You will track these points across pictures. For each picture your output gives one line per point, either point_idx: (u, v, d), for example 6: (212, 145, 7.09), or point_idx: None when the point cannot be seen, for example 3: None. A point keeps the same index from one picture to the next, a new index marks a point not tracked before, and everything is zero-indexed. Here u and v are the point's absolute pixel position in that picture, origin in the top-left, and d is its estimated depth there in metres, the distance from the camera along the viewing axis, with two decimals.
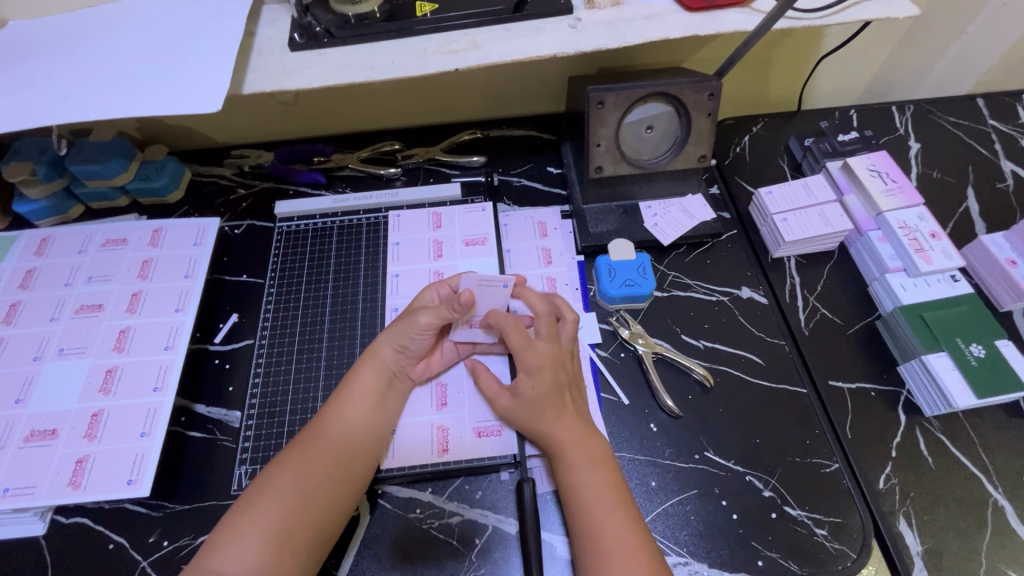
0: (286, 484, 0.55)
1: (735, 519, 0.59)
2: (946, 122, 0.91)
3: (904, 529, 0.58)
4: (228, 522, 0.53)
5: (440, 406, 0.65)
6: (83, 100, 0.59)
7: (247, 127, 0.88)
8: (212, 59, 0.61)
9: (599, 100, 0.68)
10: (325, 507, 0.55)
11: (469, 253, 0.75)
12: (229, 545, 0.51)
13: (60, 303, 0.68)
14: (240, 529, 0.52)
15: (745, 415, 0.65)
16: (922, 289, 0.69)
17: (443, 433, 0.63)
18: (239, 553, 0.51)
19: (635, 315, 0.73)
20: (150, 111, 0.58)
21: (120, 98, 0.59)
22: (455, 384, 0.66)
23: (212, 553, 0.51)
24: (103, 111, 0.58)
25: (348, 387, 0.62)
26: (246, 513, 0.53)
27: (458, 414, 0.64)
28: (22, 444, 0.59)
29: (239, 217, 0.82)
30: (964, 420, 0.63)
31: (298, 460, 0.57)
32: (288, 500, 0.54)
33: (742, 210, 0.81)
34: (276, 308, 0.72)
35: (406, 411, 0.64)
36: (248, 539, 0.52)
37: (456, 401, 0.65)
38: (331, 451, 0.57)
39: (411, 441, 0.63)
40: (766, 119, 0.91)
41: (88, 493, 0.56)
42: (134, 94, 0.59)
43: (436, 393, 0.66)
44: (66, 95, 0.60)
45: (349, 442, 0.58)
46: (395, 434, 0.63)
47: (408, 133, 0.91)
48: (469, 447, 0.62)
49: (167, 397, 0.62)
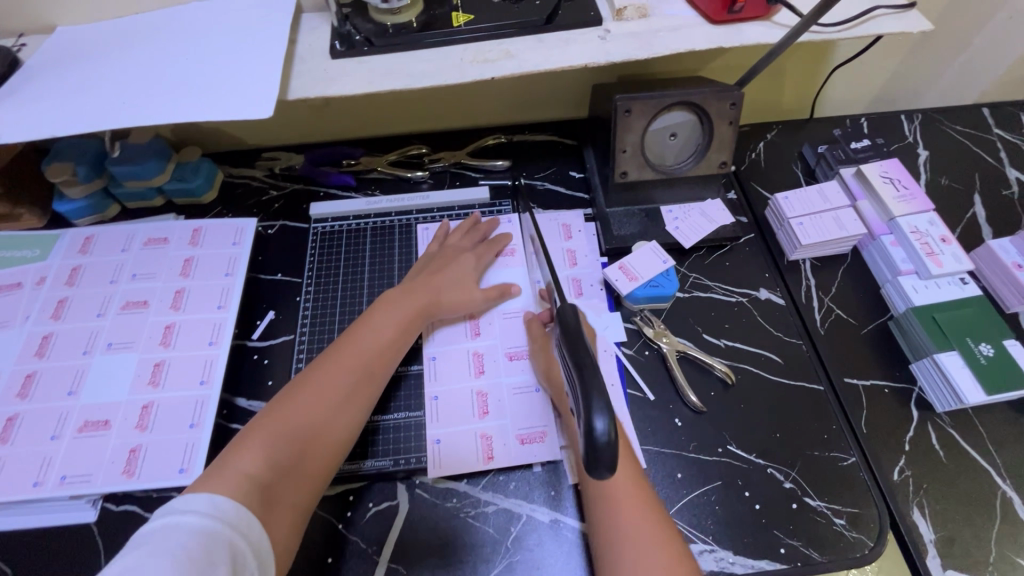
0: (312, 401, 0.59)
1: (758, 509, 0.62)
2: (953, 130, 0.94)
3: (917, 519, 0.61)
4: (259, 424, 0.57)
5: (482, 414, 0.67)
6: (136, 103, 0.61)
7: (278, 131, 0.91)
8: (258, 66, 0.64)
9: (626, 108, 0.71)
10: (338, 424, 0.60)
11: (500, 265, 0.79)
12: (256, 449, 0.54)
13: (106, 299, 0.70)
14: (271, 440, 0.55)
15: (766, 412, 0.68)
16: (932, 290, 0.72)
17: (487, 441, 0.66)
18: (267, 459, 0.54)
19: (658, 314, 0.75)
20: (202, 117, 0.60)
21: (172, 103, 0.61)
22: (495, 393, 0.69)
23: (240, 455, 0.53)
24: (154, 117, 0.60)
25: (371, 318, 0.68)
26: (270, 424, 0.56)
27: (501, 422, 0.67)
28: (76, 434, 0.61)
29: (272, 218, 0.84)
30: (974, 416, 0.67)
31: (334, 374, 0.62)
32: (311, 416, 0.58)
33: (758, 214, 0.84)
34: (314, 311, 0.75)
35: (449, 420, 0.67)
36: (275, 446, 0.55)
37: (497, 409, 0.68)
38: (360, 368, 0.63)
39: (457, 447, 0.65)
40: (780, 127, 0.94)
41: (141, 482, 0.59)
42: (187, 100, 0.62)
43: (478, 402, 0.68)
44: (118, 101, 0.62)
45: (373, 369, 0.64)
46: (440, 443, 0.66)
47: (434, 136, 0.94)
48: (513, 454, 0.65)
49: (213, 389, 0.65)
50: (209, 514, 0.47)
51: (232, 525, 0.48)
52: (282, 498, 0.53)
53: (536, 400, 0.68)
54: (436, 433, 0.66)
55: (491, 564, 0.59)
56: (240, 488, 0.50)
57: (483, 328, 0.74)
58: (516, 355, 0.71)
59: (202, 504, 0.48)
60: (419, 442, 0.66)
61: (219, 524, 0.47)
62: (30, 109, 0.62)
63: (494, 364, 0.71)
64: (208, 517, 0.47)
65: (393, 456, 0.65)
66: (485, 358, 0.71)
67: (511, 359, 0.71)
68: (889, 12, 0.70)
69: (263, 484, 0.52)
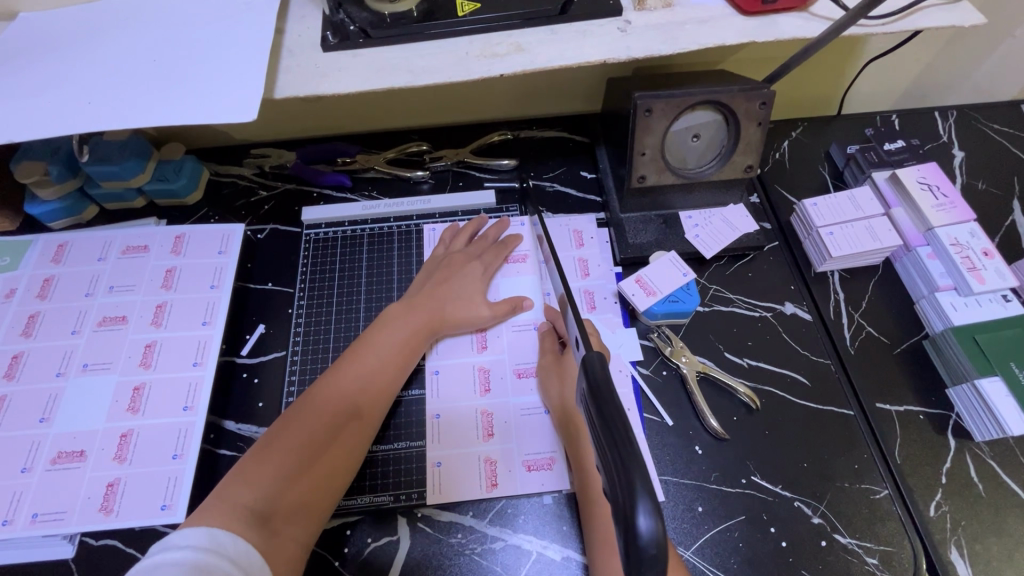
0: (315, 423, 0.54)
1: (784, 546, 0.58)
2: (991, 129, 0.88)
3: (955, 559, 0.57)
4: (258, 453, 0.52)
5: (487, 437, 0.63)
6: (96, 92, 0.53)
7: (267, 126, 0.84)
8: (240, 56, 0.56)
9: (646, 108, 0.64)
10: (341, 448, 0.55)
11: (510, 271, 0.73)
12: (255, 478, 0.49)
13: (81, 315, 0.65)
14: (273, 468, 0.50)
15: (793, 439, 0.63)
16: (973, 309, 0.67)
17: (491, 466, 0.61)
18: (268, 489, 0.49)
19: (677, 331, 0.70)
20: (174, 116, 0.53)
21: (132, 96, 0.54)
22: (501, 414, 0.64)
23: (238, 486, 0.49)
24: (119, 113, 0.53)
25: (376, 330, 0.63)
26: (269, 451, 0.52)
27: (507, 446, 0.62)
28: (49, 466, 0.57)
29: (261, 222, 0.78)
30: (1014, 447, 0.62)
31: (336, 393, 0.57)
32: (315, 438, 0.54)
33: (783, 220, 0.79)
34: (307, 326, 0.69)
35: (451, 442, 0.63)
36: (276, 475, 0.50)
37: (503, 432, 0.63)
38: (363, 385, 0.59)
39: (458, 472, 0.61)
40: (806, 124, 0.88)
41: (121, 519, 0.55)
42: (155, 94, 0.54)
43: (482, 423, 0.63)
44: (79, 94, 0.54)
45: (376, 386, 0.60)
46: (440, 466, 0.61)
47: (436, 132, 0.87)
48: (519, 482, 0.60)
49: (199, 416, 0.60)
50: (205, 547, 0.42)
51: (232, 559, 0.43)
52: (285, 531, 0.48)
53: (545, 423, 0.63)
54: (437, 455, 0.62)
55: None
56: (240, 522, 0.46)
57: (491, 342, 0.68)
58: (524, 373, 0.66)
59: (198, 537, 0.43)
60: (421, 476, 0.61)
61: (217, 558, 0.42)
62: None
63: (501, 382, 0.66)
64: (205, 551, 0.42)
65: (393, 490, 0.60)
66: (491, 375, 0.66)
67: (519, 376, 0.66)
68: (938, 2, 0.63)
69: (263, 517, 0.47)
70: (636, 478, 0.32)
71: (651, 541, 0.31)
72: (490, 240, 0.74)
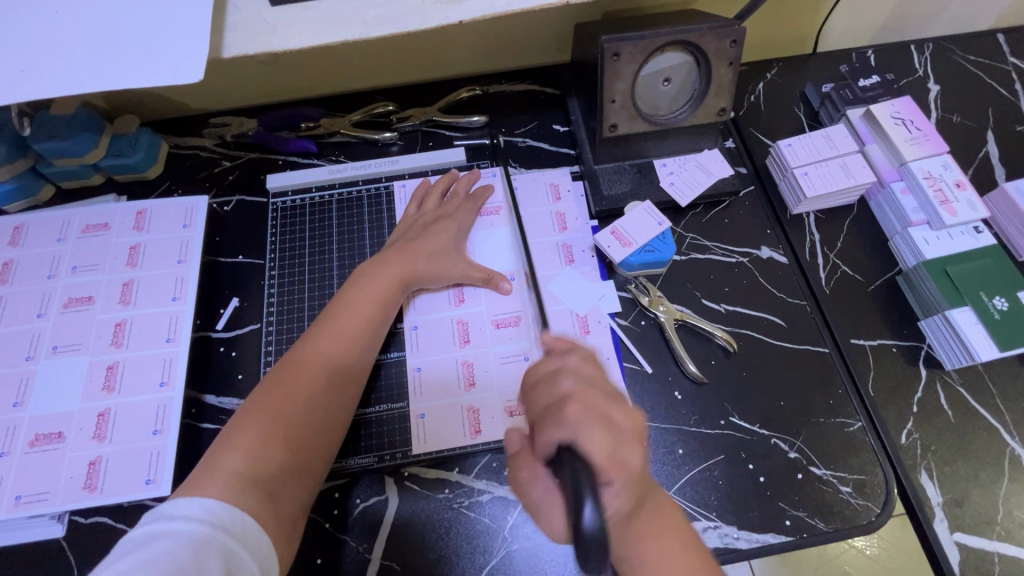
0: (298, 385, 0.54)
1: (762, 481, 0.60)
2: (966, 60, 0.87)
3: (925, 482, 0.59)
4: (237, 424, 0.51)
5: (468, 386, 0.63)
6: (18, 60, 0.49)
7: (223, 93, 0.80)
8: (174, 9, 0.51)
9: (613, 52, 0.62)
10: (323, 412, 0.55)
11: (484, 225, 0.72)
12: (242, 445, 0.49)
13: (45, 297, 0.63)
14: (251, 437, 0.50)
15: (770, 378, 0.65)
16: (945, 242, 0.67)
17: (474, 414, 0.62)
18: (258, 454, 0.49)
19: (654, 281, 0.70)
20: (108, 84, 0.49)
21: (56, 62, 0.49)
22: (481, 362, 0.64)
23: (226, 454, 0.49)
24: (42, 82, 0.48)
25: (350, 291, 0.62)
26: (254, 416, 0.51)
27: (488, 394, 0.63)
28: (28, 449, 0.56)
29: (227, 193, 0.76)
30: (984, 373, 0.64)
31: (310, 359, 0.56)
32: (301, 400, 0.53)
33: (758, 163, 0.78)
34: (279, 295, 0.68)
35: (433, 395, 0.63)
36: (264, 439, 0.50)
37: (484, 380, 0.63)
38: (337, 347, 0.58)
39: (442, 423, 0.62)
40: (781, 64, 0.86)
41: (106, 496, 0.55)
42: (81, 57, 0.49)
43: (463, 373, 0.64)
44: None
45: (352, 346, 0.59)
46: (423, 418, 0.62)
47: (401, 92, 0.84)
48: (500, 428, 0.61)
49: (176, 391, 0.59)
50: (199, 518, 0.43)
51: (226, 529, 0.43)
52: (281, 493, 0.49)
53: (525, 369, 0.64)
54: (419, 407, 0.63)
55: (489, 555, 0.57)
56: (233, 488, 0.46)
57: (468, 295, 0.68)
58: (502, 323, 0.66)
59: (193, 507, 0.43)
60: (404, 436, 0.61)
61: (210, 529, 0.43)
62: None
63: (480, 333, 0.66)
64: (199, 522, 0.43)
65: (377, 452, 0.61)
66: (470, 327, 0.66)
67: (497, 327, 0.66)
68: None
69: (256, 480, 0.48)
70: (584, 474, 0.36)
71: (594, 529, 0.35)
72: (462, 195, 0.72)
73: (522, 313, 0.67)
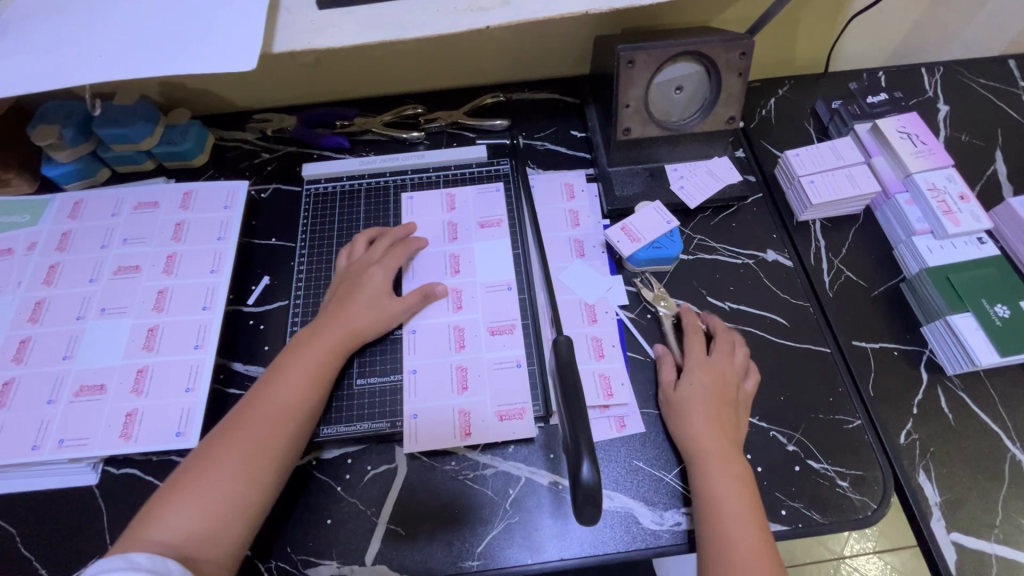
0: (227, 453, 0.53)
1: (760, 471, 0.61)
2: (977, 84, 0.89)
3: (923, 481, 0.60)
4: (170, 493, 0.52)
5: (461, 390, 0.65)
6: (89, 48, 0.54)
7: (267, 91, 0.87)
8: (230, 5, 0.57)
9: (629, 59, 0.67)
10: (260, 480, 0.54)
11: (488, 237, 0.75)
12: (169, 516, 0.50)
13: (97, 264, 0.69)
14: (182, 508, 0.50)
15: (770, 374, 0.67)
16: (948, 250, 0.69)
17: (465, 417, 0.63)
18: (185, 520, 0.50)
19: (661, 277, 0.73)
20: (168, 72, 0.53)
21: (121, 53, 0.54)
22: (475, 367, 0.66)
23: (153, 525, 0.50)
24: (106, 68, 0.53)
25: (288, 356, 0.61)
26: (187, 490, 0.51)
27: (479, 399, 0.64)
28: (73, 398, 0.61)
29: (264, 181, 0.82)
30: (986, 380, 0.65)
31: (248, 425, 0.56)
32: (231, 469, 0.53)
33: (767, 172, 0.81)
34: (308, 271, 0.73)
35: (428, 393, 0.65)
36: (192, 510, 0.50)
37: (477, 384, 0.65)
38: (273, 411, 0.57)
39: (432, 424, 0.63)
40: (793, 81, 0.89)
41: (139, 445, 0.59)
42: (145, 49, 0.54)
43: (457, 376, 0.65)
44: (75, 46, 0.54)
45: (291, 409, 0.58)
46: (415, 419, 0.63)
47: (430, 96, 0.90)
48: (491, 430, 0.63)
49: (208, 353, 0.64)
50: None
51: None
52: (204, 564, 0.49)
53: (517, 376, 0.65)
54: (412, 407, 0.64)
55: (489, 526, 0.59)
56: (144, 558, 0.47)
57: (466, 302, 0.70)
58: (498, 330, 0.68)
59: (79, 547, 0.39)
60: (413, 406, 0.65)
61: None
62: None
63: (476, 339, 0.68)
64: None
65: (390, 419, 0.64)
66: (466, 332, 0.68)
67: (493, 333, 0.68)
68: None
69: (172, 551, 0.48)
70: (582, 443, 0.43)
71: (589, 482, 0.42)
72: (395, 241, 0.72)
73: (517, 321, 0.69)
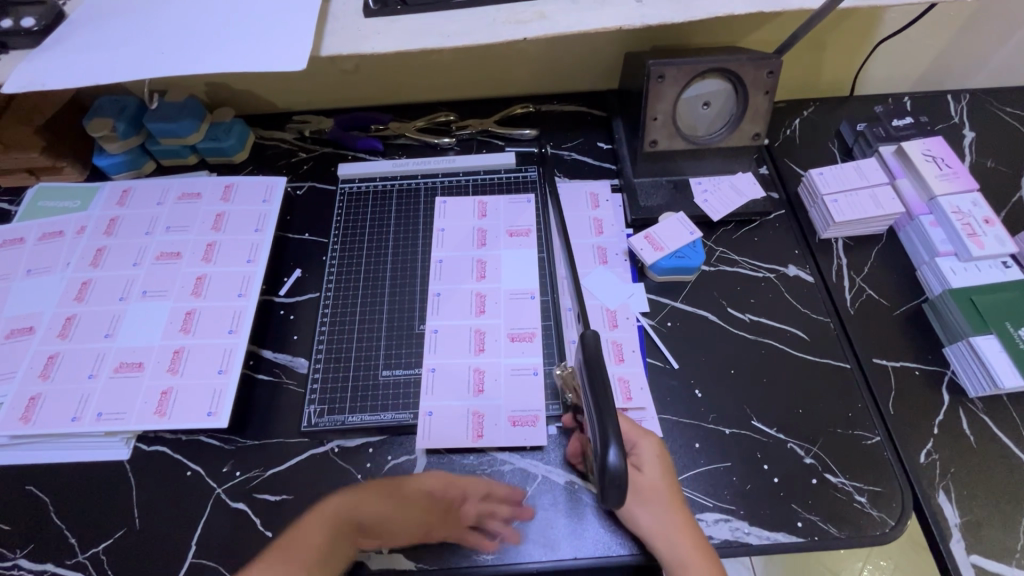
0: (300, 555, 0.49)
1: (777, 482, 0.61)
2: (1003, 112, 0.90)
3: (943, 501, 0.60)
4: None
5: (477, 392, 0.66)
6: (153, 46, 0.58)
7: (307, 94, 0.91)
8: (284, 12, 0.61)
9: (659, 75, 0.69)
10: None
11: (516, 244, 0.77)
12: None
13: (141, 250, 0.73)
14: None
15: (789, 387, 0.67)
16: (972, 272, 0.69)
17: (479, 419, 0.64)
18: None
19: (681, 287, 0.75)
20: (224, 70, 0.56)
21: (183, 52, 0.57)
22: (492, 371, 0.67)
23: None
24: (167, 65, 0.56)
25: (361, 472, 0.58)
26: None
27: (494, 402, 0.65)
28: (112, 374, 0.64)
29: (300, 179, 0.85)
30: (1009, 404, 0.65)
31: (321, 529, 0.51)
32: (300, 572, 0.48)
33: (790, 190, 0.82)
34: (338, 265, 0.76)
35: (445, 394, 0.66)
36: None
37: (493, 388, 0.66)
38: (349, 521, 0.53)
39: (446, 425, 0.64)
40: (818, 103, 0.91)
41: (172, 422, 0.61)
42: (205, 48, 0.57)
43: (474, 379, 0.67)
44: (140, 44, 0.58)
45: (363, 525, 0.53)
46: (431, 418, 0.64)
47: (462, 105, 0.93)
48: (503, 435, 0.63)
49: (241, 338, 0.67)
50: None
51: None
52: None
53: (531, 383, 0.66)
54: (427, 405, 0.65)
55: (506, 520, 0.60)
56: None
57: (489, 307, 0.72)
58: (518, 337, 0.69)
59: None
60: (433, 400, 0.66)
61: None
62: (44, 57, 0.58)
63: (496, 344, 0.69)
64: None
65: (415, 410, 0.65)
66: (486, 336, 0.70)
67: (512, 340, 0.69)
68: None
69: None
70: (609, 428, 0.46)
71: (615, 466, 0.45)
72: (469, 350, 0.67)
73: (537, 330, 0.70)
